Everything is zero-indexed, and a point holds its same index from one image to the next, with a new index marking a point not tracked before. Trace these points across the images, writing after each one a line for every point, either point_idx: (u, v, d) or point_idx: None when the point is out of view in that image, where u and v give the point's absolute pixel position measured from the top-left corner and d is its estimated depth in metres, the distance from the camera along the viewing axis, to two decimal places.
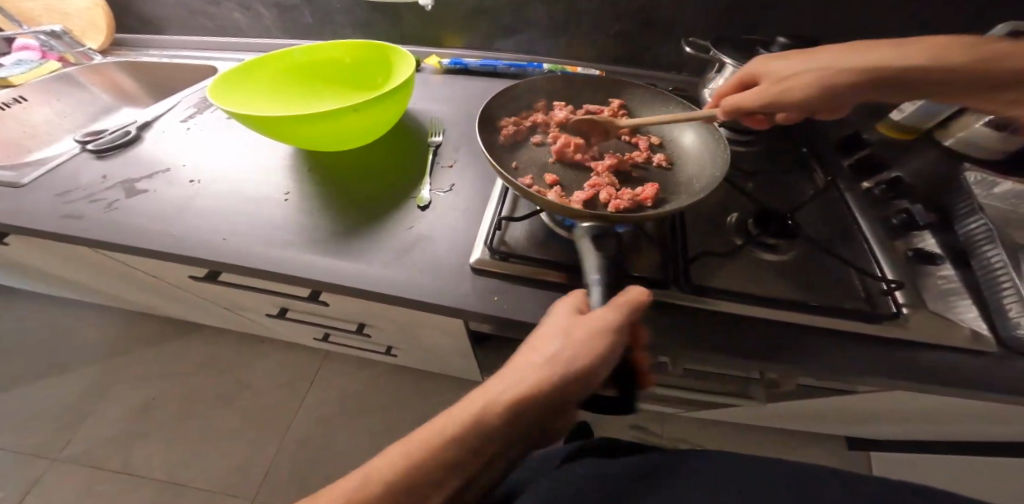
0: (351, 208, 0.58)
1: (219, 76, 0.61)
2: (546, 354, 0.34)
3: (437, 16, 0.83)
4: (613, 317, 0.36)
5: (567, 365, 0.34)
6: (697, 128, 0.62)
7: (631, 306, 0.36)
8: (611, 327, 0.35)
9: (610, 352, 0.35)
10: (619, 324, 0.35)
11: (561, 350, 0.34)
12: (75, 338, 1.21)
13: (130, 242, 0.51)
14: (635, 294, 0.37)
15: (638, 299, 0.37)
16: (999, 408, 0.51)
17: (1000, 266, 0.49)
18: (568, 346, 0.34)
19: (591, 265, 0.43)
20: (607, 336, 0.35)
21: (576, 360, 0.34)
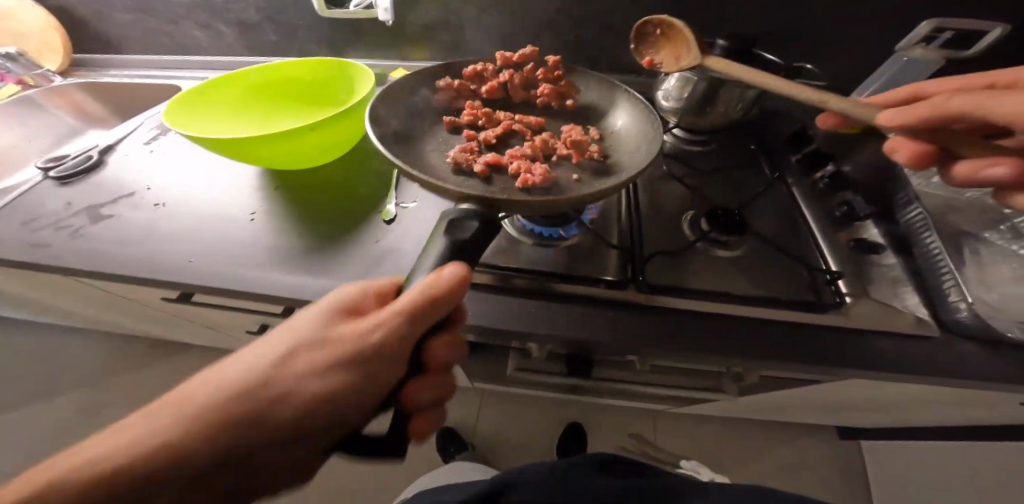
0: (317, 223, 0.59)
1: (173, 98, 0.61)
2: (311, 340, 0.31)
3: (401, 29, 0.85)
4: (427, 307, 0.32)
5: (338, 346, 0.31)
6: (630, 102, 0.66)
7: (442, 287, 0.32)
8: (402, 310, 0.31)
9: (390, 337, 0.31)
10: (417, 308, 0.31)
11: (332, 338, 0.32)
12: (56, 363, 1.20)
13: (98, 268, 0.52)
14: (452, 271, 0.33)
15: (459, 277, 0.33)
16: (956, 394, 0.53)
17: (937, 250, 0.52)
18: (336, 333, 0.32)
19: (430, 253, 0.38)
20: (395, 319, 0.31)
21: (350, 341, 0.31)
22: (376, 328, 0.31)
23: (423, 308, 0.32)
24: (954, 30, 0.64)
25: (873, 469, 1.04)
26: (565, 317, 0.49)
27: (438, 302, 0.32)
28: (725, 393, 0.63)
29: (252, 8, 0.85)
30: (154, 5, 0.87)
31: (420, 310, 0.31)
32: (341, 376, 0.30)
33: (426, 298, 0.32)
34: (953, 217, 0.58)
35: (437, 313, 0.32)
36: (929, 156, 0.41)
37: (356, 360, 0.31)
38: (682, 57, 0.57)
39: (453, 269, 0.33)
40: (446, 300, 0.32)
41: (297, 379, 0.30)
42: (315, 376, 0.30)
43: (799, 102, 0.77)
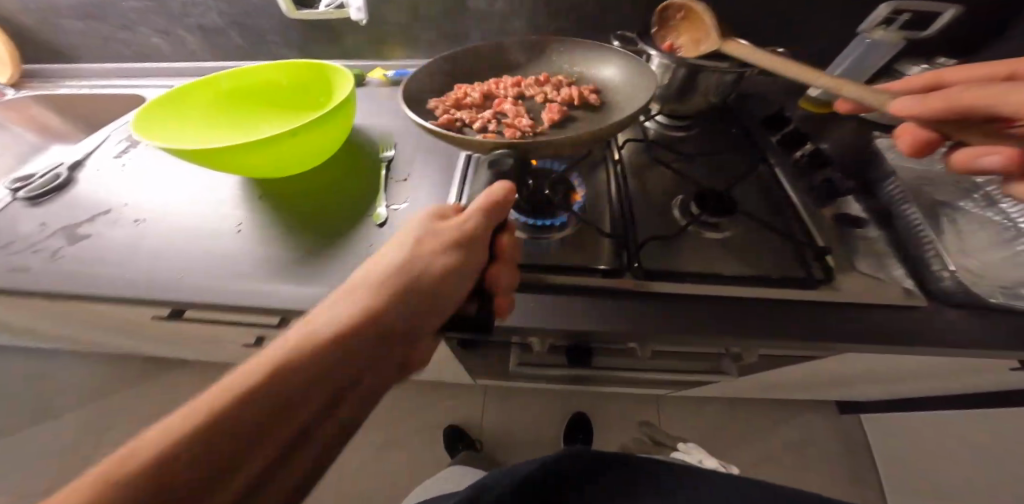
0: (305, 231, 0.58)
1: (138, 111, 0.59)
2: (390, 281, 0.37)
3: (375, 29, 0.84)
4: (486, 220, 0.41)
5: (415, 277, 0.37)
6: (623, 64, 0.65)
7: (497, 196, 0.42)
8: (462, 234, 0.40)
9: (463, 254, 0.40)
10: (484, 222, 0.41)
11: (405, 271, 0.38)
12: (37, 390, 1.15)
13: (84, 289, 0.50)
14: (503, 185, 0.43)
15: (507, 190, 0.43)
16: (942, 360, 0.56)
17: (917, 221, 0.53)
18: (404, 267, 0.38)
19: (458, 200, 0.45)
20: (457, 243, 0.40)
21: (430, 264, 0.38)
22: (446, 253, 0.39)
23: (481, 225, 0.41)
24: (911, 12, 0.66)
25: (873, 441, 1.08)
26: (567, 309, 0.50)
27: (494, 212, 0.42)
28: (727, 374, 0.65)
29: (215, 13, 0.82)
30: (110, 13, 0.84)
31: (485, 218, 0.41)
32: (422, 306, 0.37)
33: (487, 208, 0.42)
34: (930, 190, 0.61)
35: (495, 220, 0.42)
36: (930, 146, 0.42)
37: (432, 285, 0.37)
38: (701, 40, 0.61)
39: (501, 185, 0.43)
40: (502, 210, 0.42)
41: (393, 310, 0.35)
42: (406, 306, 0.36)
43: (774, 86, 0.80)
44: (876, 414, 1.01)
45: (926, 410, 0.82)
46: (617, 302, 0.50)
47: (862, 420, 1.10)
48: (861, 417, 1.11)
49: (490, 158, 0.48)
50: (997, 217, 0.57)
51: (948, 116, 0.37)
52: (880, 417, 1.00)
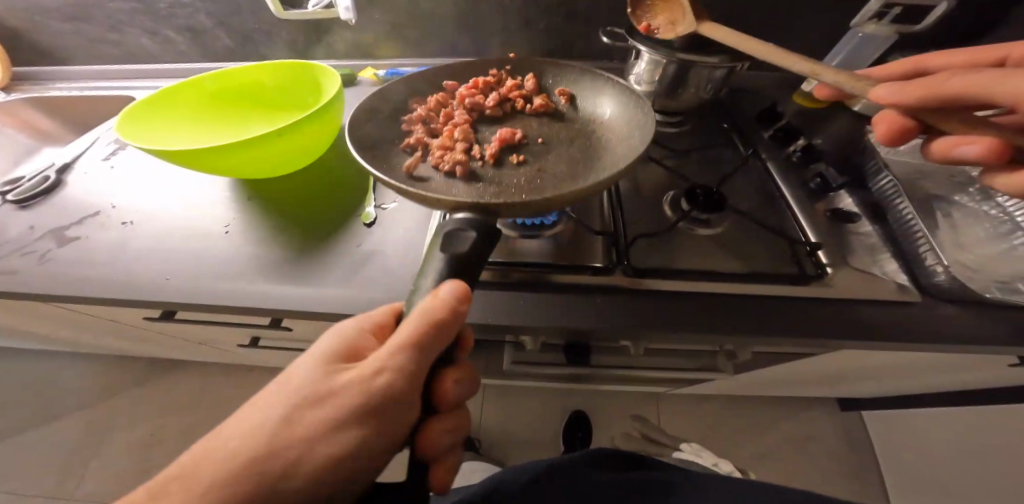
0: (294, 232, 0.58)
1: (122, 113, 0.58)
2: (308, 399, 0.30)
3: (365, 27, 0.83)
4: (429, 337, 0.31)
5: (338, 403, 0.30)
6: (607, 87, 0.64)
7: (442, 308, 0.31)
8: (401, 347, 0.31)
9: (398, 377, 0.31)
10: (419, 340, 0.31)
11: (329, 393, 0.31)
12: (37, 393, 1.16)
13: (72, 293, 0.50)
14: (452, 288, 0.33)
15: (459, 294, 0.33)
16: (937, 356, 0.56)
17: (910, 215, 0.53)
18: (328, 388, 0.31)
19: (428, 274, 0.38)
20: (396, 358, 0.31)
21: (353, 392, 0.30)
22: (378, 374, 0.31)
23: (423, 339, 0.31)
24: (903, 5, 0.66)
25: (875, 437, 1.07)
26: (556, 306, 0.49)
27: (443, 326, 0.31)
28: (722, 371, 0.64)
29: (203, 13, 0.82)
30: (100, 14, 0.84)
31: (423, 340, 0.31)
32: (348, 437, 0.30)
33: (427, 324, 0.31)
34: (924, 183, 0.61)
35: (440, 338, 0.32)
36: (905, 135, 0.41)
37: (362, 415, 0.30)
38: (678, 21, 0.61)
39: (451, 286, 0.33)
40: (447, 325, 0.31)
41: (299, 447, 0.29)
42: (321, 444, 0.29)
43: (767, 81, 0.79)
44: (877, 411, 1.01)
45: (927, 405, 0.82)
46: (607, 300, 0.50)
47: (863, 417, 1.10)
48: (862, 413, 1.10)
49: (454, 226, 0.40)
50: (993, 211, 0.57)
51: (927, 104, 0.36)
52: (881, 414, 1.00)
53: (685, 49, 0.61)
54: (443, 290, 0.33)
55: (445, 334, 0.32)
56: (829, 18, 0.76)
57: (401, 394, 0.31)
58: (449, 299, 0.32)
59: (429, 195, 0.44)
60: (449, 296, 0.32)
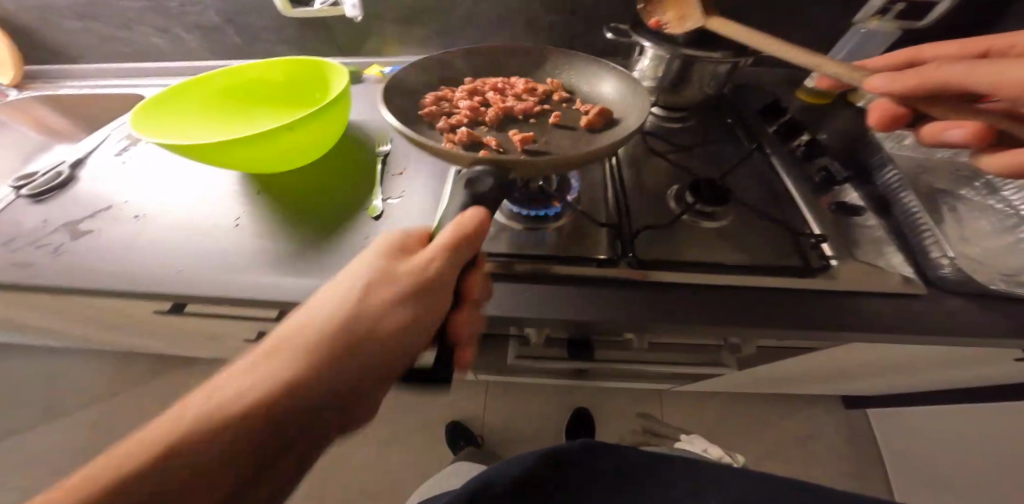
0: (302, 225, 0.58)
1: (134, 109, 0.59)
2: (358, 304, 0.32)
3: (371, 26, 0.84)
4: (460, 244, 0.35)
5: (388, 286, 0.33)
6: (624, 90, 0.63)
7: (469, 224, 0.36)
8: (438, 255, 0.34)
9: (435, 272, 0.34)
10: (455, 244, 0.35)
11: (376, 292, 0.33)
12: (46, 388, 1.17)
13: (86, 284, 0.50)
14: (477, 210, 0.37)
15: (482, 216, 0.37)
16: (942, 352, 0.56)
17: (915, 208, 0.53)
18: (382, 276, 0.33)
19: (445, 218, 0.41)
20: (433, 263, 0.34)
21: (398, 283, 0.33)
22: (424, 270, 0.34)
23: (455, 244, 0.35)
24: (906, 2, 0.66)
25: (879, 435, 1.07)
26: (561, 299, 0.50)
27: (469, 240, 0.36)
28: (726, 365, 0.64)
29: (212, 11, 0.83)
30: (111, 13, 0.85)
31: (455, 243, 0.35)
32: (404, 310, 0.33)
33: (458, 233, 0.35)
34: (929, 177, 0.61)
35: (468, 248, 0.36)
36: (898, 120, 0.42)
37: (407, 303, 0.33)
38: (686, 16, 0.61)
39: (475, 211, 0.37)
40: (475, 233, 0.36)
41: (369, 322, 0.32)
42: (383, 317, 0.32)
43: (770, 77, 0.80)
44: (882, 409, 1.01)
45: (934, 402, 0.82)
46: (610, 291, 0.50)
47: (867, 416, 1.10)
48: (867, 411, 1.11)
49: (471, 173, 0.43)
50: (998, 205, 0.57)
51: (916, 93, 0.38)
52: (886, 412, 1.00)
53: (690, 44, 0.61)
54: (466, 214, 0.37)
55: (473, 241, 0.36)
56: (833, 14, 0.76)
57: (440, 292, 0.34)
58: (475, 215, 0.37)
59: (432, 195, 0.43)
60: (475, 215, 0.37)
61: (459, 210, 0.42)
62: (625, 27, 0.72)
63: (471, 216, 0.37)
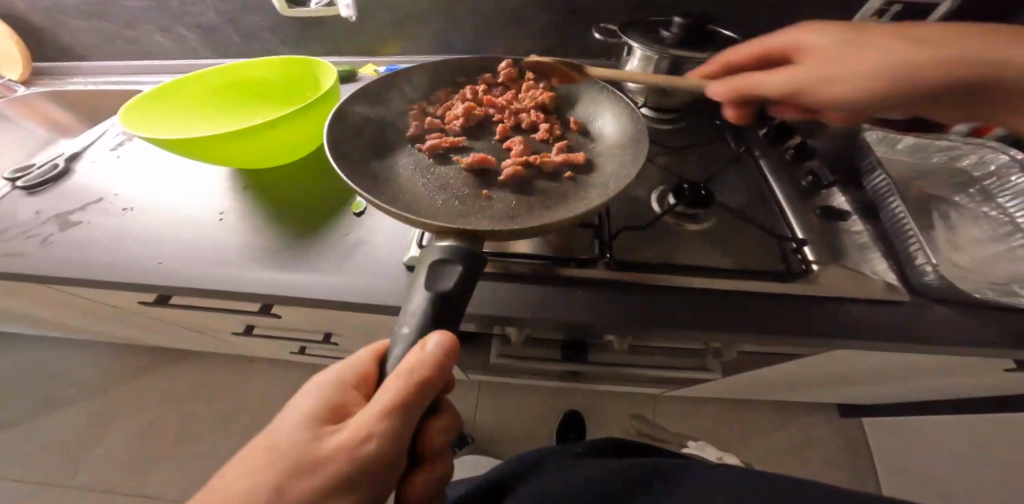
0: (286, 220, 0.59)
1: (127, 104, 0.60)
2: (297, 466, 0.29)
3: (366, 25, 0.85)
4: (415, 398, 0.31)
5: (327, 468, 0.29)
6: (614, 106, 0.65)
7: (427, 369, 0.31)
8: (389, 409, 0.30)
9: (389, 441, 0.30)
10: (404, 401, 0.30)
11: (316, 463, 0.29)
12: (49, 378, 1.19)
13: (72, 275, 0.52)
14: (438, 343, 0.32)
15: (446, 347, 0.33)
16: (927, 361, 0.55)
17: (902, 215, 0.51)
18: (320, 452, 0.29)
19: (411, 311, 0.37)
20: (383, 423, 0.30)
21: (341, 458, 0.29)
22: (369, 431, 0.30)
23: (410, 401, 0.31)
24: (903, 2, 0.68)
25: (876, 446, 1.04)
26: (536, 298, 0.50)
27: (428, 384, 0.31)
28: (710, 371, 0.63)
29: (212, 11, 0.84)
30: (115, 11, 0.87)
31: (407, 404, 0.31)
32: (343, 501, 0.29)
33: (412, 387, 0.31)
34: (923, 183, 0.60)
35: (426, 396, 0.31)
36: None
37: (354, 476, 0.29)
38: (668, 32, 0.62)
39: (435, 340, 0.33)
40: (434, 379, 0.31)
41: None
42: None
43: None
44: (878, 419, 0.99)
45: (929, 413, 0.80)
46: (584, 292, 0.50)
47: (864, 425, 1.08)
48: (864, 420, 1.08)
49: (441, 256, 0.39)
50: (992, 212, 0.55)
51: None
52: (883, 422, 0.98)
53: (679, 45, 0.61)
54: (425, 344, 0.32)
55: (432, 390, 0.32)
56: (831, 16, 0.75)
57: (395, 463, 0.31)
58: (433, 352, 0.32)
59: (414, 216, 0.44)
60: (437, 348, 0.32)
61: (440, 225, 0.42)
62: (614, 27, 0.72)
63: (432, 350, 0.32)
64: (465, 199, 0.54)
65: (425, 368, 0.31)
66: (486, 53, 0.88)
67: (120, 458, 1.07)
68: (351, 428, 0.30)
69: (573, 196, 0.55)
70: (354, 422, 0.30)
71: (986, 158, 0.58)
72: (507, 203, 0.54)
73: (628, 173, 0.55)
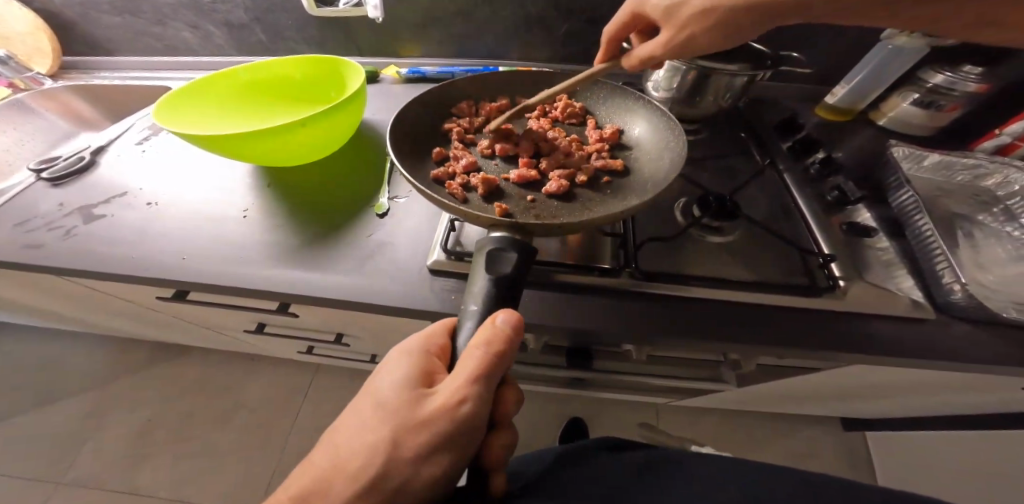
0: (310, 219, 0.59)
1: (159, 100, 0.61)
2: (407, 426, 0.34)
3: (392, 28, 0.86)
4: (496, 364, 0.35)
5: (431, 427, 0.34)
6: (648, 116, 0.65)
7: (503, 339, 0.36)
8: (475, 377, 0.35)
9: (478, 405, 0.35)
10: (486, 370, 0.35)
11: (421, 423, 0.34)
12: (53, 369, 1.19)
13: (97, 268, 0.51)
14: (508, 318, 0.36)
15: (515, 323, 0.37)
16: (943, 378, 0.55)
17: (928, 232, 0.51)
18: (424, 412, 0.35)
19: (475, 291, 0.40)
20: (472, 389, 0.35)
21: (441, 419, 0.34)
22: (460, 396, 0.35)
23: (491, 367, 0.35)
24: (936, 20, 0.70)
25: (877, 460, 1.04)
26: (564, 308, 0.50)
27: (505, 352, 0.35)
28: (725, 383, 0.63)
29: (240, 9, 0.85)
30: (142, 7, 0.87)
31: (491, 368, 0.35)
32: (445, 457, 0.35)
33: (492, 354, 0.35)
34: (947, 200, 0.60)
35: (503, 363, 0.36)
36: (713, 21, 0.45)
37: (454, 431, 0.34)
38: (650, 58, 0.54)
39: (506, 316, 0.37)
40: (511, 346, 0.36)
41: (408, 469, 0.34)
42: (424, 467, 0.34)
43: (787, 93, 0.79)
44: (882, 432, 0.99)
45: (936, 428, 0.80)
46: (611, 302, 0.50)
47: (867, 440, 1.08)
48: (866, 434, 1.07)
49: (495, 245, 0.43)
50: (1016, 232, 0.56)
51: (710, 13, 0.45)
52: (887, 436, 0.98)
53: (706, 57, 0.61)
54: (496, 318, 0.37)
55: (510, 355, 0.36)
56: None
57: (484, 422, 0.36)
58: (507, 326, 0.36)
59: (471, 211, 0.46)
60: (509, 322, 0.36)
61: (493, 219, 0.45)
62: None
63: (505, 324, 0.36)
64: (514, 200, 0.57)
65: (500, 339, 0.35)
66: (507, 58, 0.88)
67: (119, 453, 1.07)
68: (445, 392, 0.35)
69: (611, 201, 0.57)
70: (447, 387, 0.35)
71: (1010, 178, 0.59)
72: (550, 205, 0.57)
73: (664, 176, 0.56)
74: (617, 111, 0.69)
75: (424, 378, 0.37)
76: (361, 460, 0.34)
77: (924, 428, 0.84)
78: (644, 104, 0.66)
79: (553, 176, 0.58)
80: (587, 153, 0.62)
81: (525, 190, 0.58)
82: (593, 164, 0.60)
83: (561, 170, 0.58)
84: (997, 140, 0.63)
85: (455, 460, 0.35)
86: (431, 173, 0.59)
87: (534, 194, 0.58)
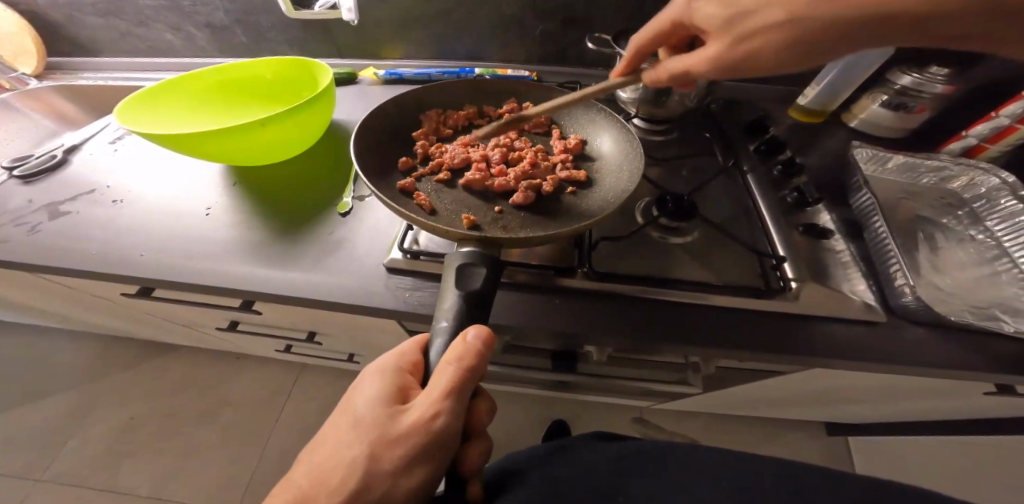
0: (275, 219, 0.59)
1: (126, 100, 0.62)
2: (384, 442, 0.35)
3: (370, 30, 0.87)
4: (468, 380, 0.36)
5: (407, 443, 0.34)
6: (611, 127, 0.65)
7: (474, 354, 0.36)
8: (447, 393, 0.35)
9: (453, 418, 0.35)
10: (458, 385, 0.35)
11: (398, 438, 0.35)
12: (40, 366, 1.20)
13: (57, 264, 0.52)
14: (478, 334, 0.37)
15: (485, 337, 0.37)
16: (905, 383, 0.55)
17: (883, 233, 0.50)
18: (399, 428, 0.35)
19: (445, 306, 0.40)
20: (446, 404, 0.35)
21: (416, 435, 0.34)
22: (434, 411, 0.35)
23: (464, 383, 0.35)
24: None
25: (860, 466, 1.02)
26: (517, 308, 0.50)
27: (476, 367, 0.36)
28: (693, 386, 0.62)
29: (220, 10, 0.86)
30: (125, 9, 0.88)
31: (464, 384, 0.35)
32: (422, 469, 0.35)
33: (464, 371, 0.35)
34: (912, 202, 0.59)
35: (474, 378, 0.36)
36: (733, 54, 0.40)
37: (429, 446, 0.35)
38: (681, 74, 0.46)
39: (476, 332, 0.37)
40: (481, 361, 0.36)
41: (387, 482, 0.34)
42: (402, 480, 0.34)
43: (762, 95, 0.79)
44: (864, 437, 0.98)
45: (913, 433, 0.79)
46: (564, 302, 0.50)
47: (850, 445, 1.07)
48: (850, 439, 1.06)
49: (463, 261, 0.43)
50: (979, 235, 0.55)
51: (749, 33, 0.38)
52: (870, 441, 0.97)
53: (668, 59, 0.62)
54: (467, 334, 0.37)
55: (482, 369, 0.36)
56: None
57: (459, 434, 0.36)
58: (478, 343, 0.36)
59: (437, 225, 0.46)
60: (480, 338, 0.37)
61: (461, 233, 0.45)
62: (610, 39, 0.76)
63: (476, 340, 0.36)
64: (481, 212, 0.57)
65: (471, 354, 0.36)
66: (485, 59, 0.89)
67: (101, 450, 1.07)
68: (419, 407, 0.35)
69: (576, 211, 0.57)
70: (421, 402, 0.35)
71: (976, 180, 0.58)
72: (516, 217, 0.56)
73: (625, 189, 0.56)
74: (580, 120, 0.69)
75: (399, 394, 0.37)
76: (340, 476, 0.34)
77: (903, 433, 0.83)
78: (606, 117, 0.66)
79: (518, 187, 0.57)
80: (552, 164, 0.62)
81: (494, 201, 0.58)
82: (558, 175, 0.60)
83: (527, 181, 0.57)
84: (964, 142, 0.63)
85: (433, 471, 0.35)
86: (399, 184, 0.58)
87: (501, 205, 0.58)
